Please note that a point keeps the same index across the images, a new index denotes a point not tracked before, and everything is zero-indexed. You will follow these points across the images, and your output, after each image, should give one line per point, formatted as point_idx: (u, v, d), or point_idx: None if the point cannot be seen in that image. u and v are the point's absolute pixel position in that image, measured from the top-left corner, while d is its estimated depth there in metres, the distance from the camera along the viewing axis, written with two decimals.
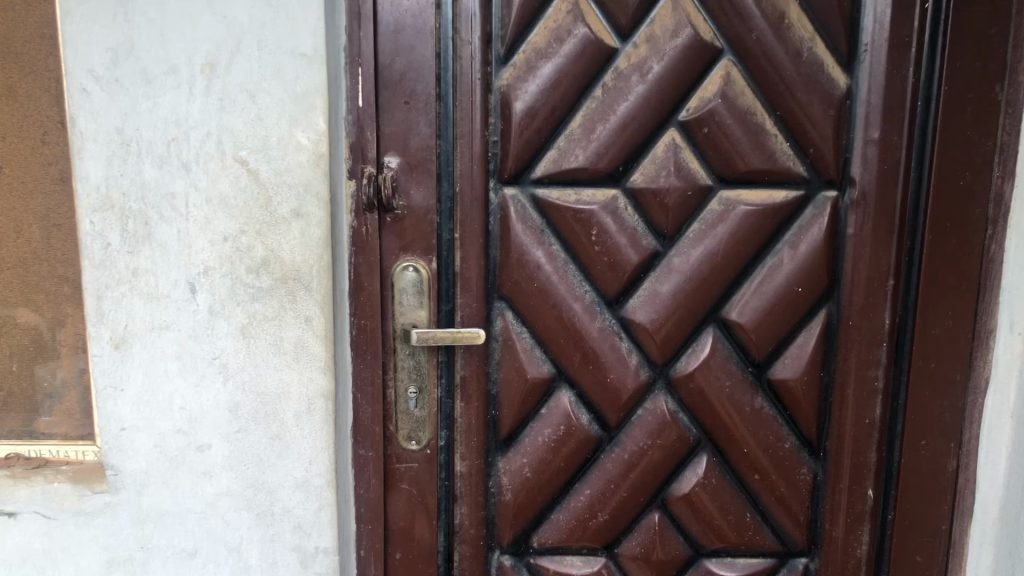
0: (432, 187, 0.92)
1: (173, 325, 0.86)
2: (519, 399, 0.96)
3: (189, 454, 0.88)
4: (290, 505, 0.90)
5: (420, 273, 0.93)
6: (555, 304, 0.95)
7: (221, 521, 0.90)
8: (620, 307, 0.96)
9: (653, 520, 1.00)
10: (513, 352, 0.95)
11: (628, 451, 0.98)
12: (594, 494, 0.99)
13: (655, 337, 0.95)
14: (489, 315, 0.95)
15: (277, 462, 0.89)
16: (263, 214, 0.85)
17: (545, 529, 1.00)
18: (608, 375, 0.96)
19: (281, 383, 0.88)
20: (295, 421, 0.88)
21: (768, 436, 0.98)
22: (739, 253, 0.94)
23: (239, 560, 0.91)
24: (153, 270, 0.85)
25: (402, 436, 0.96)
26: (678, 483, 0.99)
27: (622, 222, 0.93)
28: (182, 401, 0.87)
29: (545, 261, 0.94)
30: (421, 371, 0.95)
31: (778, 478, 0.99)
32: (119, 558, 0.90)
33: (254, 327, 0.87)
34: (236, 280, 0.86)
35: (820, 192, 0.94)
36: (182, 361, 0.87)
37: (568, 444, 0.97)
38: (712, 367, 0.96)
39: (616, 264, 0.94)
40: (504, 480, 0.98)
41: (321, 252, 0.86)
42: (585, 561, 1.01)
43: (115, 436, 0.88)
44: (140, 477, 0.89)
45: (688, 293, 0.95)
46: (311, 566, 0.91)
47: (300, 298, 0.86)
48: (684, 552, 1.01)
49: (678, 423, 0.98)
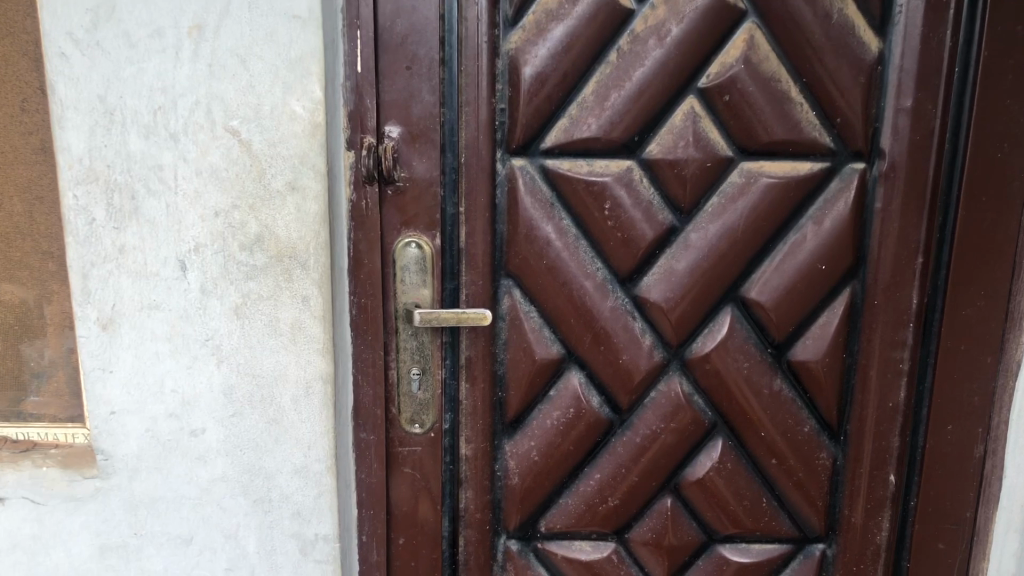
0: (435, 158, 0.87)
1: (163, 305, 0.82)
2: (526, 381, 0.92)
3: (182, 439, 0.85)
4: (289, 491, 0.86)
5: (422, 249, 0.89)
6: (565, 282, 0.90)
7: (217, 508, 0.86)
8: (633, 285, 0.91)
9: (665, 505, 0.96)
10: (521, 331, 0.91)
11: (640, 434, 0.94)
12: (604, 478, 0.95)
13: (670, 316, 0.91)
14: (496, 293, 0.91)
15: (274, 447, 0.85)
16: (257, 187, 0.80)
17: (553, 513, 0.96)
18: (620, 356, 0.92)
19: (277, 366, 0.83)
20: (292, 405, 0.84)
21: (787, 420, 0.94)
22: (759, 229, 0.89)
23: (237, 547, 0.88)
24: (142, 247, 0.81)
25: (404, 419, 0.92)
26: (692, 467, 0.95)
27: (637, 195, 0.88)
28: (174, 384, 0.83)
29: (555, 236, 0.89)
30: (424, 352, 0.91)
31: (796, 463, 0.95)
32: (112, 544, 0.87)
33: (248, 307, 0.82)
34: (229, 257, 0.81)
35: (847, 164, 0.89)
36: (173, 343, 0.83)
37: (578, 427, 0.93)
38: (730, 348, 0.92)
39: (630, 240, 0.89)
40: (511, 464, 0.94)
41: (318, 228, 0.81)
42: (595, 546, 0.98)
43: (105, 420, 0.84)
44: (131, 461, 0.85)
45: (705, 271, 0.90)
46: (310, 554, 0.88)
47: (296, 277, 0.82)
48: (697, 537, 0.98)
49: (692, 405, 0.93)
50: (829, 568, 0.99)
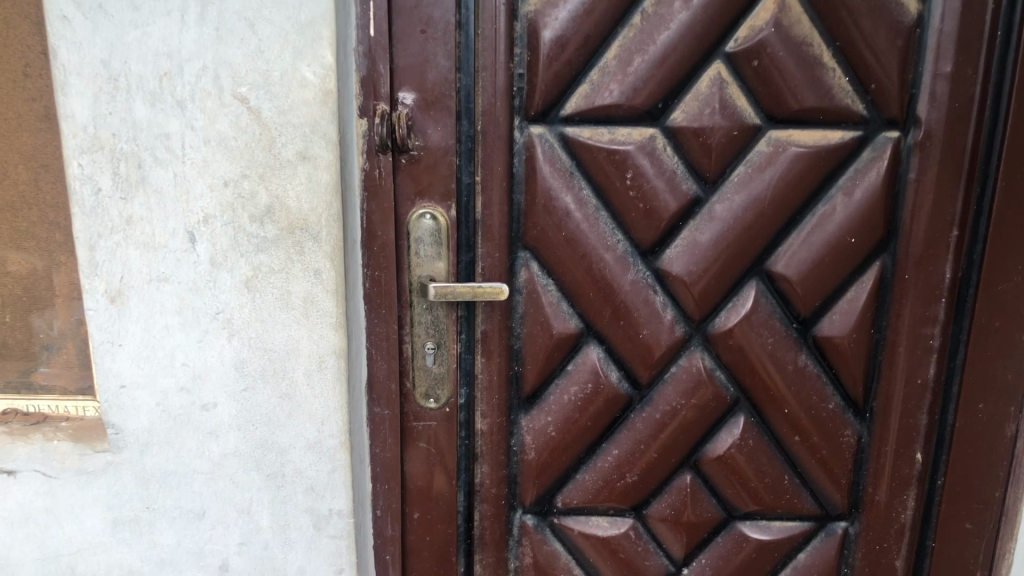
0: (450, 126, 0.84)
1: (172, 277, 0.80)
2: (544, 355, 0.90)
3: (194, 413, 0.83)
4: (302, 466, 0.85)
5: (437, 221, 0.86)
6: (584, 255, 0.87)
7: (230, 482, 0.85)
8: (655, 258, 0.88)
9: (684, 481, 0.94)
10: (538, 305, 0.88)
11: (659, 410, 0.92)
12: (623, 454, 0.94)
13: (692, 290, 0.88)
14: (513, 266, 0.88)
15: (287, 422, 0.84)
16: (266, 156, 0.77)
17: (570, 489, 0.95)
18: (640, 331, 0.89)
19: (289, 340, 0.82)
20: (304, 380, 0.83)
21: (812, 396, 0.92)
22: (787, 200, 0.86)
23: (250, 521, 0.87)
24: (150, 218, 0.78)
25: (419, 393, 0.90)
26: (713, 444, 0.93)
27: (660, 164, 0.85)
28: (184, 358, 0.82)
29: (574, 207, 0.86)
30: (439, 326, 0.89)
31: (820, 440, 0.93)
32: (125, 517, 0.86)
33: (259, 280, 0.80)
34: (238, 229, 0.79)
35: (880, 133, 0.85)
36: (183, 316, 0.81)
37: (596, 402, 0.91)
38: (754, 323, 0.89)
39: (653, 211, 0.86)
40: (527, 439, 0.93)
41: (330, 200, 0.79)
42: (612, 522, 0.96)
43: (115, 394, 0.82)
44: (143, 435, 0.84)
45: (730, 243, 0.87)
46: (324, 529, 0.87)
47: (308, 250, 0.80)
48: (717, 514, 0.96)
49: (714, 381, 0.91)
50: (850, 547, 0.97)
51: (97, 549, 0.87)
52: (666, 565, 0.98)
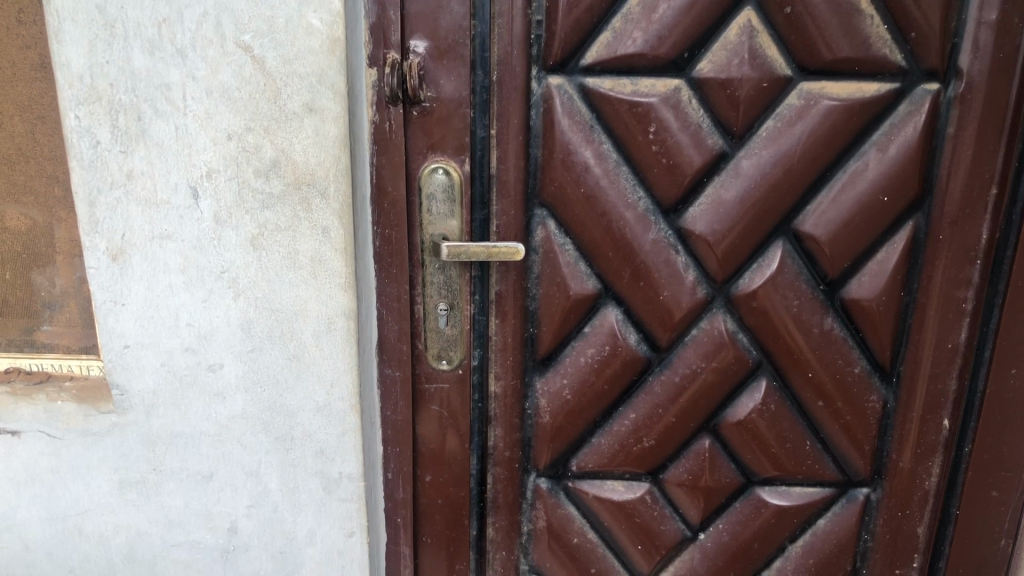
0: (464, 76, 0.80)
1: (175, 235, 0.77)
2: (560, 317, 0.87)
3: (200, 374, 0.81)
4: (312, 429, 0.83)
5: (450, 176, 0.83)
6: (603, 213, 0.84)
7: (238, 445, 0.83)
8: (677, 217, 0.84)
9: (703, 446, 0.92)
10: (555, 265, 0.85)
11: (679, 373, 0.89)
12: (640, 418, 0.91)
13: (716, 250, 0.84)
14: (529, 225, 0.85)
15: (295, 384, 0.81)
16: (272, 108, 0.74)
17: (585, 453, 0.93)
18: (661, 293, 0.86)
19: (297, 300, 0.79)
20: (313, 342, 0.80)
21: (837, 360, 0.88)
22: (817, 156, 0.82)
23: (259, 484, 0.85)
24: (151, 172, 0.75)
25: (432, 354, 0.88)
26: (733, 408, 0.91)
27: (684, 118, 0.81)
28: (189, 318, 0.79)
29: (594, 162, 0.82)
30: (452, 287, 0.86)
31: (844, 406, 0.90)
32: (131, 479, 0.85)
33: (265, 238, 0.77)
34: (243, 184, 0.76)
35: (919, 85, 0.80)
36: (187, 275, 0.78)
37: (613, 365, 0.89)
38: (779, 284, 0.86)
39: (676, 167, 0.82)
40: (542, 402, 0.91)
41: (338, 154, 0.75)
42: (627, 487, 0.94)
43: (119, 354, 0.80)
44: (148, 396, 0.82)
45: (756, 201, 0.83)
46: (334, 492, 0.85)
47: (315, 207, 0.76)
48: (736, 480, 0.94)
49: (736, 344, 0.88)
50: (872, 513, 0.95)
51: (103, 510, 0.86)
52: (682, 530, 0.96)
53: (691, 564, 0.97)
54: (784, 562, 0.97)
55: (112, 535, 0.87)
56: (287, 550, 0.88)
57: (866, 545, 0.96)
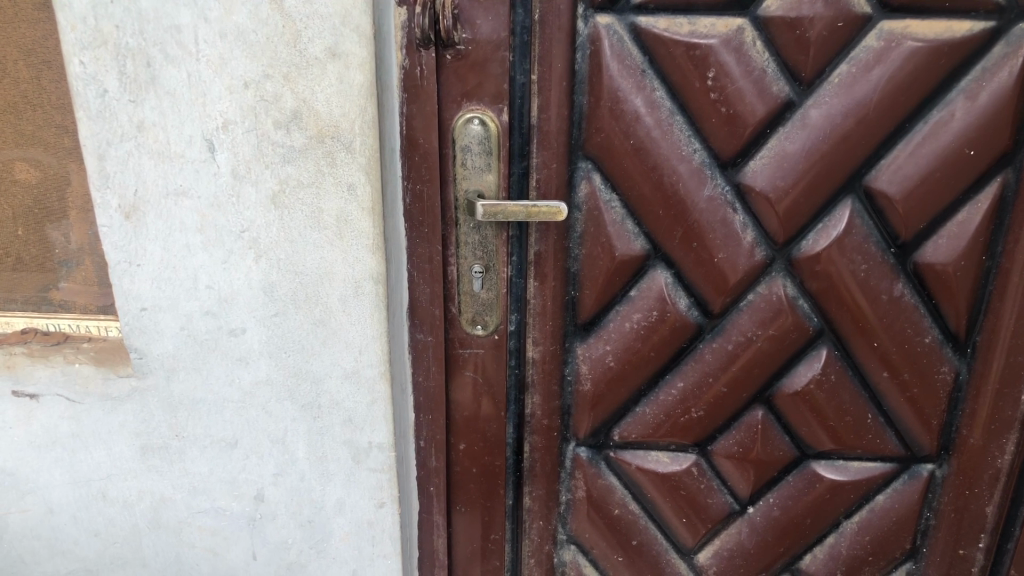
0: (503, 15, 0.72)
1: (191, 191, 0.71)
2: (604, 279, 0.81)
3: (221, 338, 0.76)
4: (339, 397, 0.78)
5: (487, 127, 0.75)
6: (654, 166, 0.77)
7: (262, 412, 0.79)
8: (736, 171, 0.77)
9: (755, 417, 0.86)
10: (599, 224, 0.79)
11: (732, 340, 0.83)
12: (688, 387, 0.85)
13: (777, 209, 0.77)
14: (572, 178, 0.78)
15: (322, 350, 0.76)
16: (291, 54, 0.67)
17: (628, 422, 0.87)
18: (715, 255, 0.79)
19: (323, 262, 0.73)
20: (339, 306, 0.75)
21: (906, 329, 0.81)
22: (896, 105, 0.73)
23: (285, 452, 0.81)
24: (163, 124, 0.69)
25: (466, 319, 0.82)
26: (789, 378, 0.84)
27: (748, 62, 0.72)
28: (208, 280, 0.74)
29: (645, 111, 0.75)
30: (487, 247, 0.79)
31: (911, 378, 0.83)
32: (153, 445, 0.81)
33: (287, 195, 0.71)
34: (262, 136, 0.69)
35: (1017, 24, 0.70)
36: (205, 234, 0.73)
37: (660, 331, 0.83)
38: (846, 247, 0.78)
39: (736, 117, 0.74)
40: (583, 368, 0.85)
41: (366, 104, 0.68)
42: (673, 458, 0.89)
43: (136, 317, 0.75)
44: (168, 361, 0.77)
45: (823, 155, 0.75)
46: (364, 462, 0.81)
47: (340, 161, 0.70)
48: (789, 453, 0.88)
49: (796, 311, 0.81)
50: (936, 490, 0.89)
51: (126, 476, 0.83)
52: (729, 504, 0.91)
53: (738, 539, 0.93)
54: (837, 539, 0.92)
55: (136, 501, 0.84)
56: (315, 519, 0.84)
57: (927, 523, 0.90)
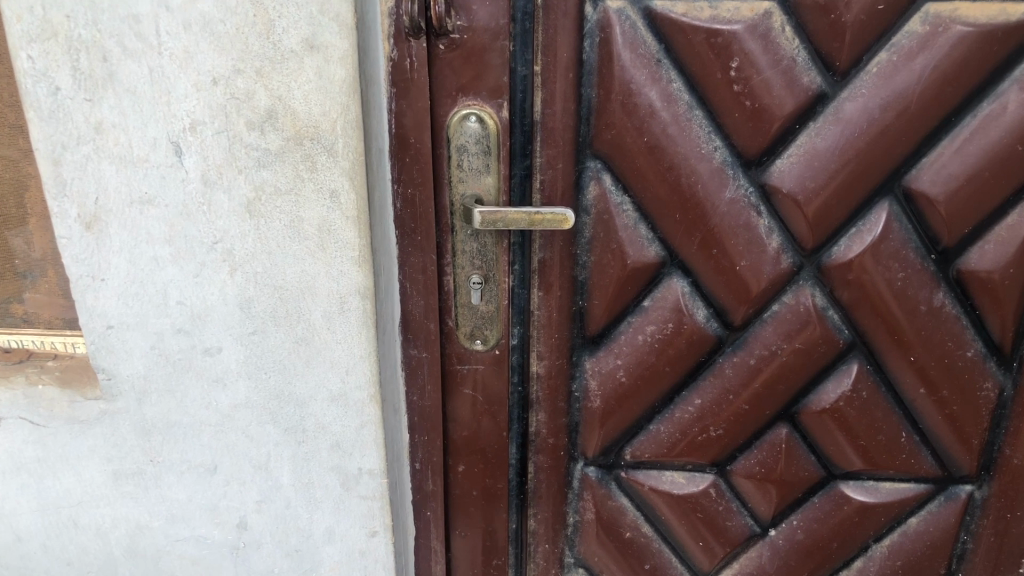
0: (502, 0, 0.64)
1: (158, 199, 0.64)
2: (614, 288, 0.74)
3: (195, 358, 0.70)
4: (326, 420, 0.72)
5: (484, 124, 0.68)
6: (670, 166, 0.69)
7: (243, 436, 0.73)
8: (761, 171, 0.69)
9: (779, 436, 0.79)
10: (610, 229, 0.72)
11: (754, 354, 0.76)
12: (706, 404, 0.79)
13: (806, 213, 0.69)
14: (579, 179, 0.71)
15: (306, 371, 0.70)
16: (264, 46, 0.60)
17: (641, 440, 0.81)
18: (737, 263, 0.72)
19: (304, 276, 0.66)
20: (323, 323, 0.68)
21: (946, 343, 0.74)
22: (941, 97, 0.65)
23: (269, 478, 0.75)
24: (124, 125, 0.62)
25: (463, 334, 0.75)
26: (816, 395, 0.77)
27: (776, 51, 0.65)
28: (179, 295, 0.67)
29: (661, 104, 0.67)
30: (486, 256, 0.72)
31: (951, 395, 0.76)
32: (126, 471, 0.75)
33: (263, 203, 0.64)
34: (234, 138, 0.62)
35: None
36: (175, 247, 0.66)
37: (677, 344, 0.76)
38: (881, 254, 0.71)
39: (763, 112, 0.67)
40: (591, 383, 0.79)
41: (347, 103, 0.61)
42: (689, 479, 0.82)
43: (102, 336, 0.69)
44: (139, 382, 0.71)
45: (859, 154, 0.67)
46: (354, 489, 0.75)
47: (321, 165, 0.63)
48: (816, 473, 0.81)
49: (826, 322, 0.74)
50: (975, 513, 0.82)
51: (99, 502, 0.76)
52: (750, 526, 0.84)
53: (759, 562, 0.86)
54: (866, 562, 0.86)
55: (110, 529, 0.78)
56: (303, 548, 0.78)
57: (964, 547, 0.84)
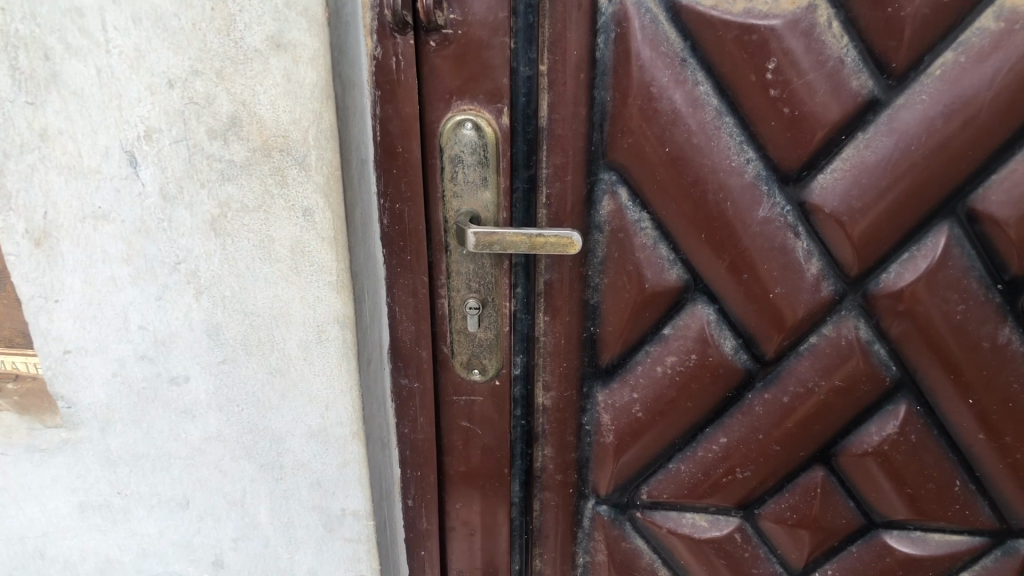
0: None
1: (113, 214, 0.57)
2: (630, 313, 0.66)
3: (161, 388, 0.63)
4: (304, 457, 0.65)
5: (481, 132, 0.59)
6: (695, 181, 0.60)
7: (215, 471, 0.66)
8: (800, 188, 0.59)
9: (814, 479, 0.71)
10: (626, 249, 0.64)
11: (788, 391, 0.67)
12: (733, 443, 0.70)
13: (851, 236, 0.59)
14: (592, 193, 0.63)
15: (281, 405, 0.63)
16: (224, 45, 0.52)
17: (657, 481, 0.73)
18: (771, 291, 0.63)
19: (277, 302, 0.59)
20: (299, 354, 0.61)
21: (1011, 384, 0.63)
22: (1018, 105, 0.54)
23: (245, 515, 0.68)
24: (71, 132, 0.55)
25: (459, 362, 0.67)
26: (857, 436, 0.68)
27: (820, 50, 0.55)
28: (140, 319, 0.61)
29: (685, 108, 0.58)
30: (485, 279, 0.63)
31: (1016, 442, 0.65)
32: (93, 503, 0.69)
33: (229, 220, 0.57)
34: (194, 148, 0.55)
35: None
36: (133, 266, 0.59)
37: (700, 378, 0.68)
38: (937, 284, 0.60)
39: (804, 120, 0.57)
40: (604, 417, 0.71)
41: (319, 108, 0.53)
42: (712, 523, 0.75)
43: (59, 361, 0.62)
44: (102, 411, 0.64)
45: (914, 168, 0.57)
46: (338, 531, 0.68)
47: (292, 179, 0.55)
48: (854, 521, 0.73)
49: (870, 357, 0.64)
50: None
51: (66, 534, 0.71)
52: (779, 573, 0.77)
53: None
54: None
55: (79, 562, 0.72)
56: None
57: None
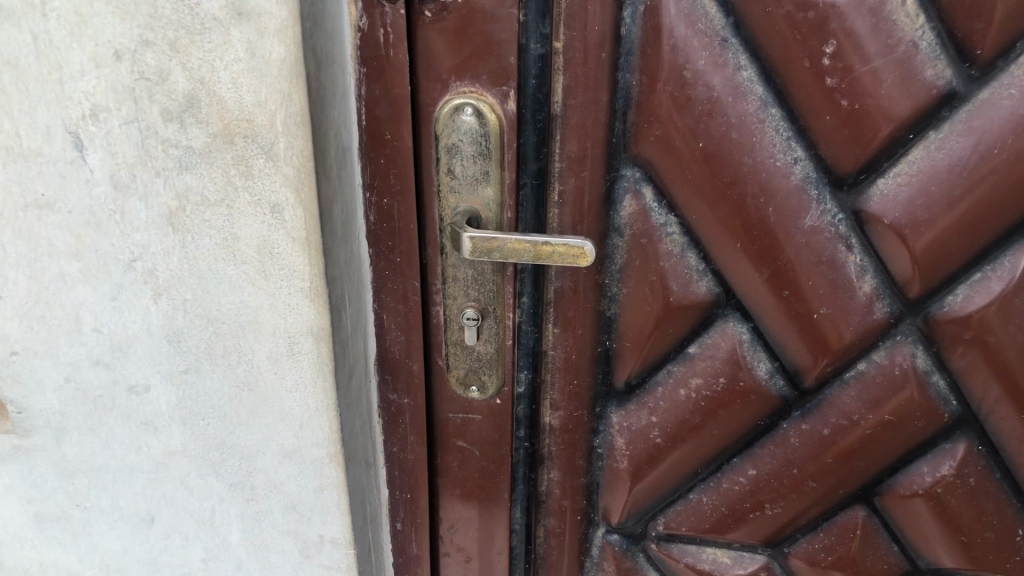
0: None
1: (57, 203, 0.49)
2: (650, 330, 0.58)
3: (119, 396, 0.56)
4: (277, 478, 0.59)
5: (482, 118, 0.50)
6: (732, 181, 0.51)
7: (180, 487, 0.60)
8: (855, 195, 0.50)
9: (853, 519, 0.62)
10: (648, 257, 0.55)
11: (830, 424, 0.59)
12: (762, 476, 0.62)
13: (913, 252, 0.50)
14: (612, 191, 0.54)
15: (251, 421, 0.57)
16: (177, 11, 0.44)
17: (676, 512, 0.66)
18: (815, 311, 0.54)
19: (243, 308, 0.52)
20: (269, 368, 0.54)
21: None
22: None
23: (215, 535, 0.63)
24: (6, 107, 0.46)
25: (456, 377, 0.60)
26: (906, 476, 0.59)
27: (891, 33, 0.45)
28: (93, 321, 0.53)
29: (724, 96, 0.49)
30: (485, 286, 0.56)
31: None
32: (50, 513, 0.63)
33: (188, 214, 0.49)
34: (146, 130, 0.47)
35: None
36: (84, 262, 0.51)
37: (727, 404, 0.59)
38: (1015, 311, 0.51)
39: (866, 115, 0.48)
40: (617, 440, 0.63)
41: (288, 89, 0.45)
42: (735, 559, 0.67)
43: (7, 363, 0.55)
44: (56, 418, 0.57)
45: (994, 174, 0.47)
46: (315, 557, 0.63)
47: (258, 171, 0.48)
48: (897, 566, 0.64)
49: (927, 390, 0.55)
50: None
51: (23, 545, 0.65)
52: None
53: None
54: None
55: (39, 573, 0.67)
56: None
57: None
